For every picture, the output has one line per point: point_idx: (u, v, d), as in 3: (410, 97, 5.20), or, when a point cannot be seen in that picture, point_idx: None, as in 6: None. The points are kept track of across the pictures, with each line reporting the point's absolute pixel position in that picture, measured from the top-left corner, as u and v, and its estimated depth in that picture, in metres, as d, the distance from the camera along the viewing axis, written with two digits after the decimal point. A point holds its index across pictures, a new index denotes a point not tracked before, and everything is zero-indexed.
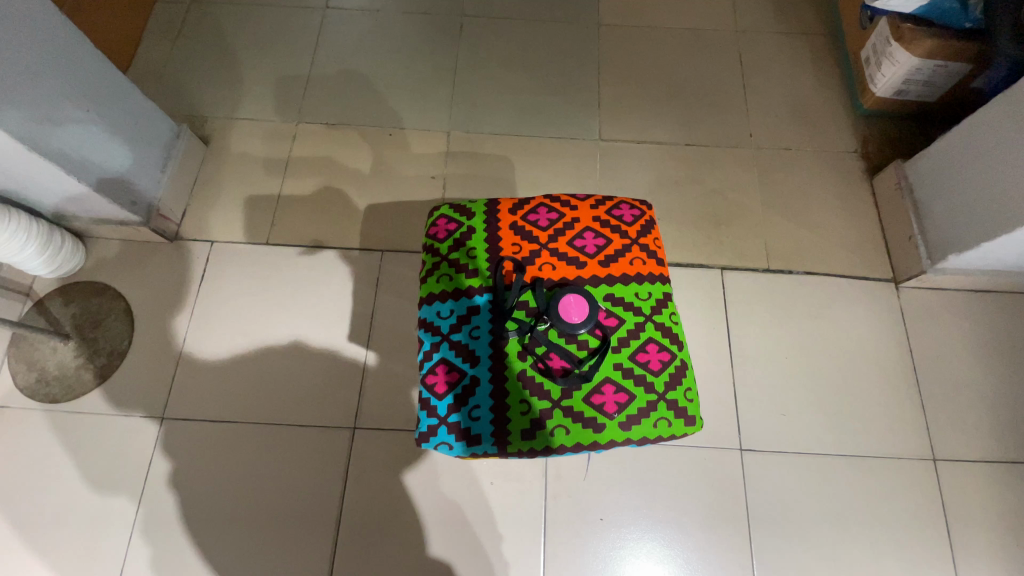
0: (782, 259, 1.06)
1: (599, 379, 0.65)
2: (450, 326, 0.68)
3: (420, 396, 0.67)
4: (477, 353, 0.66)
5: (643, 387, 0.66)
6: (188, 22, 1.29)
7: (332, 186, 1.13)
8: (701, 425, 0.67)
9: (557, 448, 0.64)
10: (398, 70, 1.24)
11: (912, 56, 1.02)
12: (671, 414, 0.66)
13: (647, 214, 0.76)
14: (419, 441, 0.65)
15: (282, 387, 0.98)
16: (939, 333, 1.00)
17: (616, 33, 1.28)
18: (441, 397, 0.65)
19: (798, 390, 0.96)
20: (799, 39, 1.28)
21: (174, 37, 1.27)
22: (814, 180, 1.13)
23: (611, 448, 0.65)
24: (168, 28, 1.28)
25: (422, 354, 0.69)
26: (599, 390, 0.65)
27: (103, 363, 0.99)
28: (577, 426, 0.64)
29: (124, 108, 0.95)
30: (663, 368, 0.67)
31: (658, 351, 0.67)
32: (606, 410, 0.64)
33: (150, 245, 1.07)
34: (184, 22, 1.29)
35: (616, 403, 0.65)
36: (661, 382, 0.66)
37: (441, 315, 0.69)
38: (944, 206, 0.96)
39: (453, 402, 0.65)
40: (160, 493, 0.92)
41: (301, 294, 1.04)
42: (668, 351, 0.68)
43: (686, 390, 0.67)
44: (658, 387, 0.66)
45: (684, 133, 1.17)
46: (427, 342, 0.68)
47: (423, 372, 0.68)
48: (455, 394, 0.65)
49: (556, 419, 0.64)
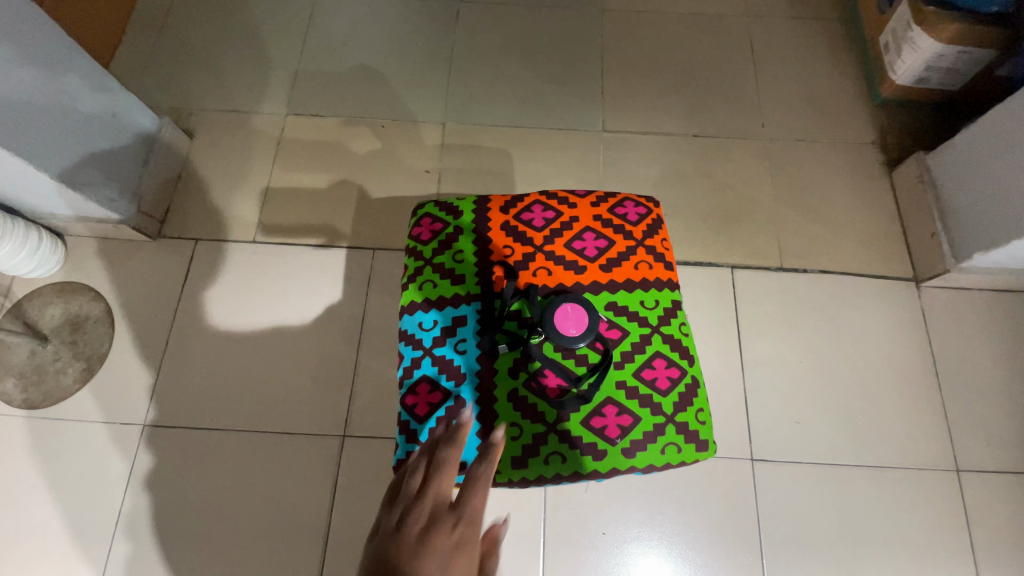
0: (795, 257, 1.00)
1: (599, 400, 0.60)
2: (434, 339, 0.63)
3: (399, 420, 0.61)
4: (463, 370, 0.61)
5: (650, 408, 0.61)
6: (173, 11, 1.24)
7: (323, 181, 1.08)
8: (714, 450, 0.62)
9: (553, 477, 0.59)
10: (391, 59, 1.19)
11: (935, 42, 0.95)
12: (680, 438, 0.61)
13: (654, 212, 0.71)
14: None
15: (268, 393, 0.93)
16: (962, 336, 0.95)
17: (620, 19, 1.22)
18: (422, 419, 0.61)
19: (812, 397, 0.91)
20: (813, 24, 1.21)
21: (159, 26, 1.22)
22: (830, 173, 1.07)
23: (614, 476, 0.60)
24: (153, 17, 1.23)
25: (402, 370, 0.64)
26: (600, 412, 0.60)
27: (83, 367, 0.94)
28: (575, 453, 0.59)
29: (96, 100, 0.89)
30: (671, 387, 0.62)
31: (666, 368, 0.62)
32: (607, 435, 0.59)
33: (132, 243, 1.03)
34: (170, 10, 1.24)
35: (619, 427, 0.60)
36: (669, 402, 0.61)
37: (423, 327, 0.64)
38: (969, 200, 0.90)
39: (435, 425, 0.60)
40: (141, 503, 0.88)
41: (288, 295, 1.00)
42: (677, 367, 0.63)
43: (696, 411, 0.62)
44: (666, 409, 0.61)
45: (691, 124, 1.11)
46: (407, 357, 0.63)
47: (403, 392, 0.63)
48: (437, 417, 0.60)
49: (551, 445, 0.59)
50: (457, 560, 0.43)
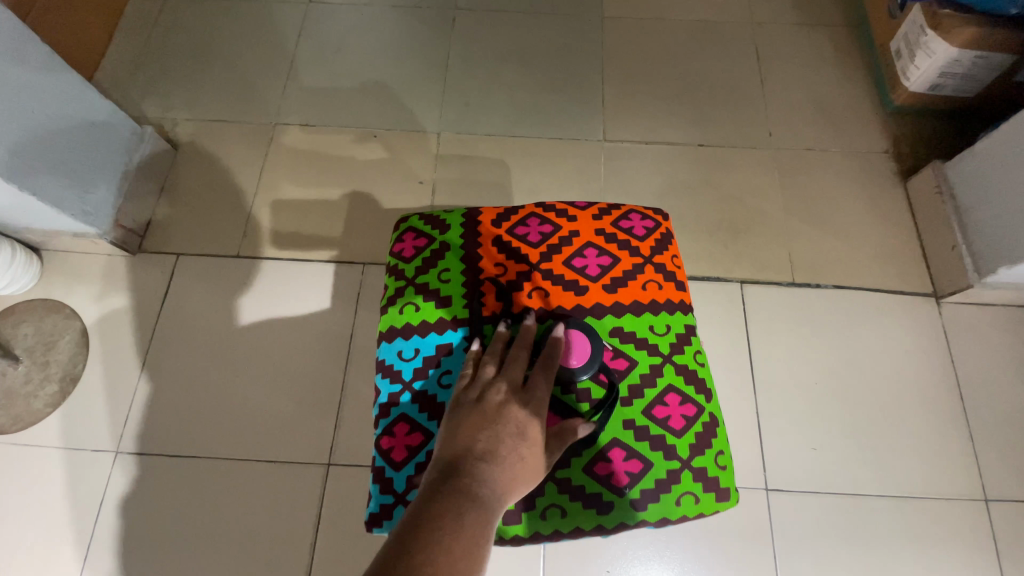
0: (807, 271, 0.95)
1: (605, 442, 0.55)
2: (415, 371, 0.58)
3: (374, 465, 0.56)
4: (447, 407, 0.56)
5: (663, 452, 0.55)
6: (162, 19, 1.21)
7: (312, 193, 1.04)
8: (736, 500, 0.57)
9: (552, 533, 0.53)
10: (385, 67, 1.15)
11: (951, 46, 0.91)
12: (698, 486, 0.55)
13: (662, 225, 0.66)
14: (370, 524, 0.54)
15: (250, 417, 0.88)
16: (987, 354, 0.89)
17: (621, 26, 1.19)
18: (399, 466, 0.55)
19: (829, 422, 0.85)
20: (820, 31, 1.18)
21: (147, 35, 1.19)
22: (842, 183, 1.02)
23: (622, 531, 0.54)
24: (141, 26, 1.20)
25: (378, 407, 0.58)
26: (606, 457, 0.55)
27: (55, 389, 0.89)
28: (577, 504, 0.54)
29: (72, 109, 0.85)
30: (686, 426, 0.57)
31: (680, 404, 0.57)
32: (615, 484, 0.54)
33: (111, 258, 0.98)
34: (158, 20, 1.21)
35: (628, 474, 0.54)
36: (684, 445, 0.56)
37: (403, 356, 0.59)
38: (992, 212, 0.86)
39: (414, 472, 0.54)
40: (111, 537, 0.82)
41: (274, 312, 0.95)
42: (692, 404, 0.58)
43: (715, 454, 0.57)
44: (681, 452, 0.56)
45: (696, 133, 1.07)
46: (385, 392, 0.58)
47: (379, 433, 0.57)
48: (416, 463, 0.54)
49: (549, 495, 0.54)
50: (530, 429, 0.49)
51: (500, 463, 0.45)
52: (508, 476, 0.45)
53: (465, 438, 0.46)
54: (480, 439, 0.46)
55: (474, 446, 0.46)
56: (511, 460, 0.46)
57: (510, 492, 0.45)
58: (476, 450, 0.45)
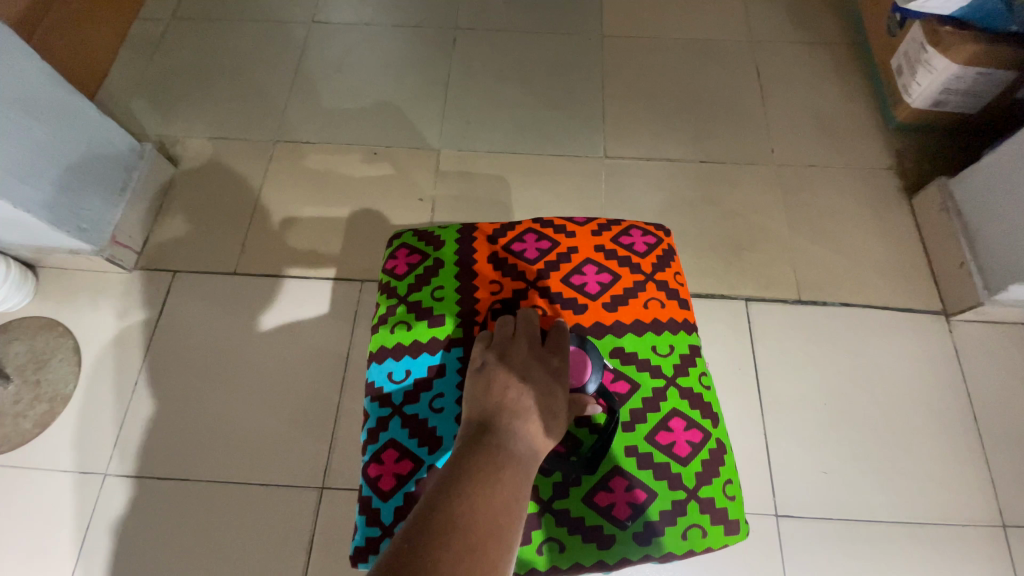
0: (812, 289, 0.93)
1: (606, 471, 0.53)
2: (405, 395, 0.56)
3: (360, 495, 0.53)
4: (439, 433, 0.54)
5: (668, 481, 0.53)
6: (166, 40, 1.22)
7: (310, 210, 1.03)
8: (746, 534, 0.54)
9: (550, 570, 0.51)
10: (385, 85, 1.16)
11: (952, 63, 0.91)
12: (706, 519, 0.53)
13: (664, 241, 0.65)
14: (354, 559, 0.51)
15: (243, 438, 0.86)
16: (1001, 374, 0.87)
17: (621, 44, 1.19)
18: (386, 496, 0.52)
19: (839, 444, 0.83)
20: (820, 49, 1.18)
21: (150, 56, 1.20)
22: (845, 200, 1.01)
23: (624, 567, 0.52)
24: (145, 46, 1.21)
25: (366, 432, 0.56)
26: (607, 486, 0.52)
27: (44, 410, 0.87)
28: (576, 538, 0.51)
29: (72, 126, 0.85)
30: (692, 454, 0.54)
31: (685, 429, 0.55)
32: (616, 516, 0.51)
33: (106, 275, 0.97)
34: (162, 40, 1.22)
35: (630, 505, 0.52)
36: (690, 474, 0.54)
37: (394, 378, 0.57)
38: (1000, 228, 0.84)
39: (402, 503, 0.52)
40: (95, 564, 0.79)
41: (270, 330, 0.93)
42: (698, 429, 0.56)
43: (723, 484, 0.54)
44: (687, 481, 0.53)
45: (697, 149, 1.07)
46: (373, 417, 0.56)
47: (366, 460, 0.54)
48: (404, 493, 0.52)
49: (546, 528, 0.51)
50: (556, 383, 0.48)
51: (531, 416, 0.45)
52: (541, 433, 0.44)
53: (494, 396, 0.46)
54: (509, 395, 0.46)
55: (504, 403, 0.45)
56: (542, 413, 0.46)
57: (543, 445, 0.44)
58: (506, 407, 0.45)
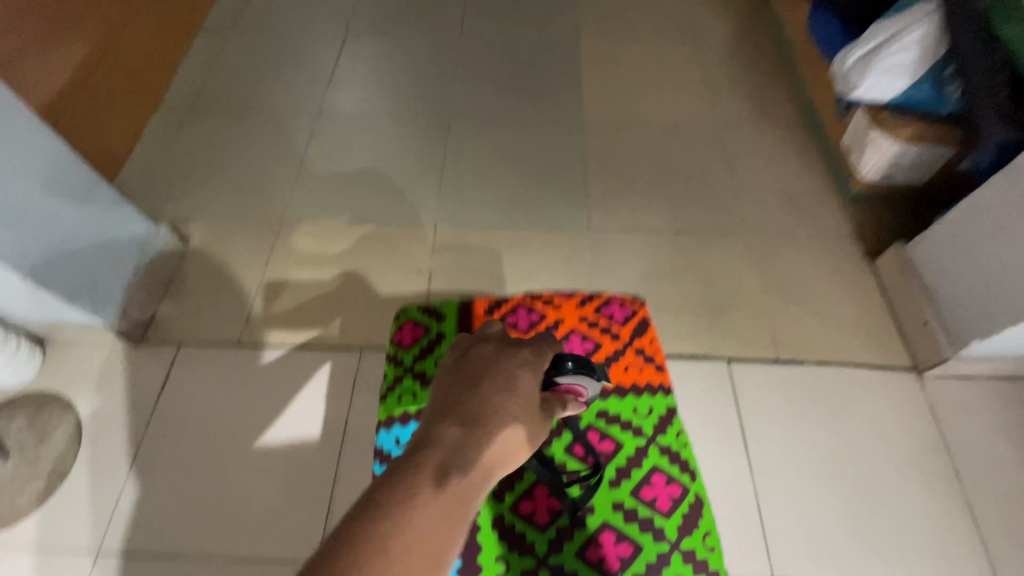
0: (790, 348, 0.98)
1: (598, 527, 0.65)
2: None
3: None
4: None
5: (652, 533, 0.65)
6: (183, 131, 1.33)
7: (313, 283, 1.09)
8: None
9: None
10: (385, 167, 1.26)
11: (896, 141, 1.03)
12: (688, 567, 0.63)
13: (638, 310, 0.80)
14: None
15: (239, 511, 0.86)
16: (975, 428, 0.91)
17: (599, 129, 1.32)
18: None
19: (829, 500, 0.85)
20: (778, 130, 1.31)
21: (168, 144, 1.31)
22: (813, 264, 1.09)
23: None
24: (163, 136, 1.32)
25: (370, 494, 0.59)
26: (598, 540, 0.64)
27: (41, 485, 0.88)
28: None
29: (92, 212, 0.93)
30: (674, 508, 0.66)
31: (665, 486, 0.68)
32: (607, 567, 0.63)
33: (113, 348, 1.00)
34: (180, 131, 1.33)
35: (620, 558, 0.63)
36: (672, 526, 0.65)
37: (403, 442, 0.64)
38: (955, 289, 0.91)
39: None
40: None
41: (271, 399, 0.96)
42: (678, 485, 0.68)
43: (703, 535, 0.65)
44: (670, 534, 0.65)
45: (673, 221, 1.15)
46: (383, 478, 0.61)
47: None
48: None
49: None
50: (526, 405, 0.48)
51: (496, 428, 0.44)
52: (499, 449, 0.44)
53: (467, 397, 0.46)
54: (479, 401, 0.46)
55: (474, 407, 0.45)
56: (507, 429, 0.45)
57: (500, 461, 0.43)
58: (473, 412, 0.45)
